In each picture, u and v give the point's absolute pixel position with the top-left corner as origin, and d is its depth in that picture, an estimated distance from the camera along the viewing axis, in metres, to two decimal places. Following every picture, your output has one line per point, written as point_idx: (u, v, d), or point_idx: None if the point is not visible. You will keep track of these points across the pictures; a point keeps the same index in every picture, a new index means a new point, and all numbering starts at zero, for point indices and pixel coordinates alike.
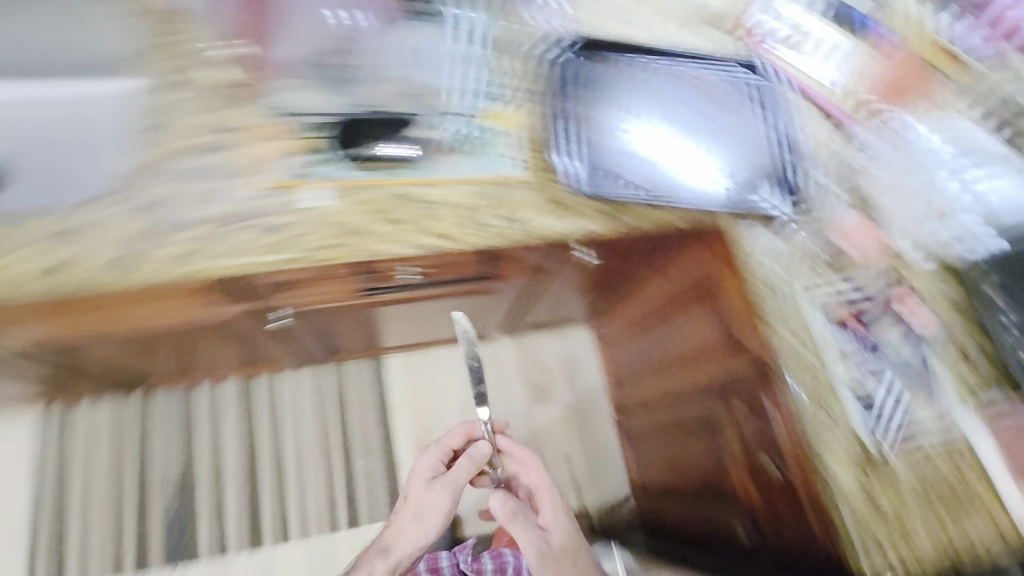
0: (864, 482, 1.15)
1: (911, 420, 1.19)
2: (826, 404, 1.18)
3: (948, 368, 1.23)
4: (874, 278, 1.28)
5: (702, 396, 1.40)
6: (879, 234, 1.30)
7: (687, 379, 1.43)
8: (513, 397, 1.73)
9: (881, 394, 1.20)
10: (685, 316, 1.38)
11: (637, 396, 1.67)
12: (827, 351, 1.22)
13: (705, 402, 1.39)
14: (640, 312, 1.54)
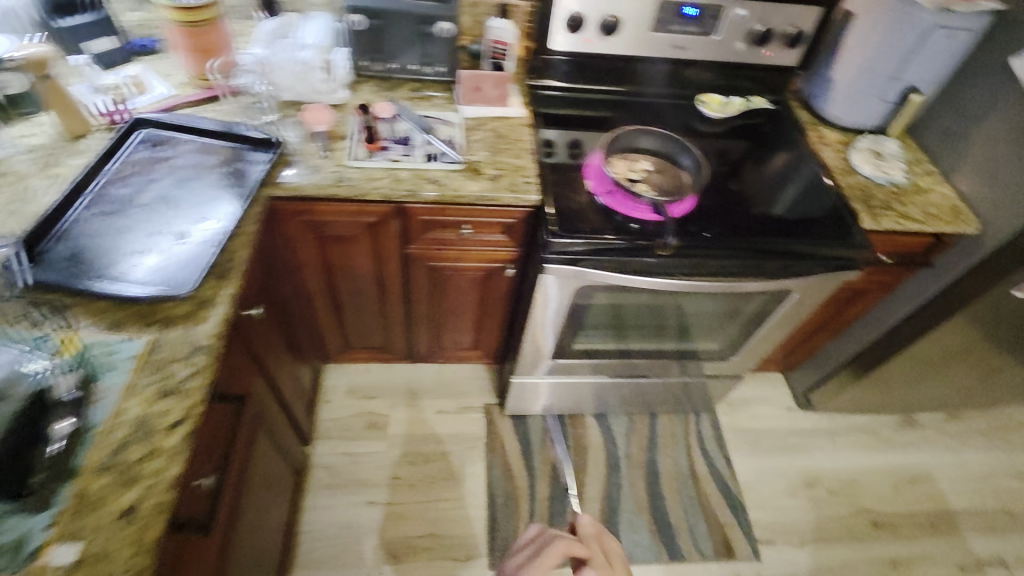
0: (616, 168, 1.16)
1: (418, 139, 1.13)
2: (455, 181, 1.07)
3: (434, 107, 1.21)
4: (351, 119, 1.15)
5: (492, 293, 1.37)
6: (326, 108, 1.11)
7: (487, 300, 1.41)
8: (462, 423, 1.70)
9: (404, 154, 1.09)
10: (473, 305, 1.43)
11: (462, 338, 1.57)
12: (445, 167, 1.09)
13: (492, 300, 1.40)
14: (457, 327, 1.53)
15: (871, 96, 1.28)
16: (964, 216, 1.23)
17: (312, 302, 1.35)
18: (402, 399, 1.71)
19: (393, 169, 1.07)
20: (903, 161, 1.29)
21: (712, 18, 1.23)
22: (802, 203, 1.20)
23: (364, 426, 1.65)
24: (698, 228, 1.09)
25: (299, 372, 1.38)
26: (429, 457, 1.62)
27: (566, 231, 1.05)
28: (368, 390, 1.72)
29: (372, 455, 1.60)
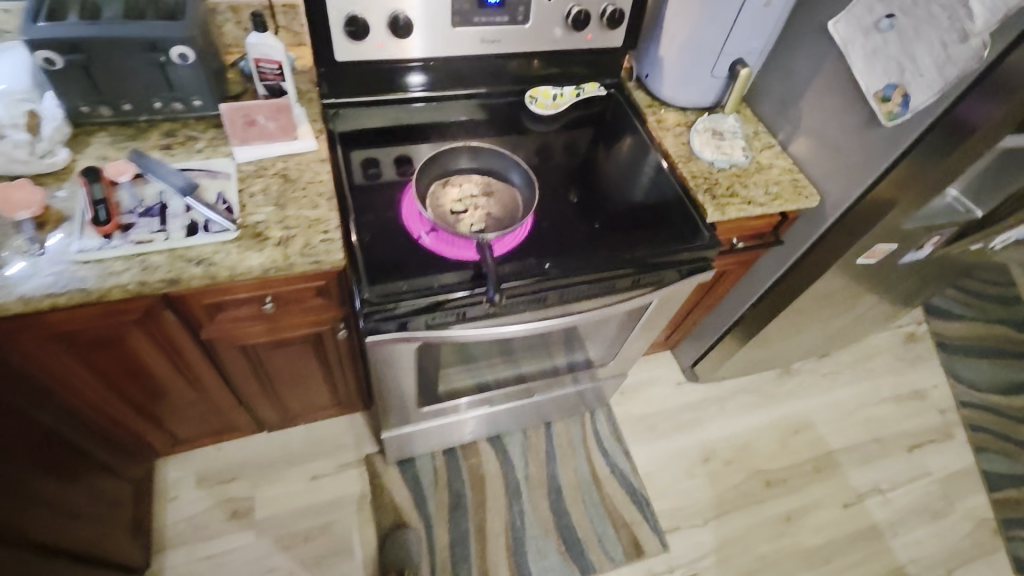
0: (436, 201, 0.99)
1: (173, 206, 0.87)
2: (227, 256, 0.84)
3: (197, 153, 0.95)
4: (78, 191, 0.87)
5: (331, 353, 1.16)
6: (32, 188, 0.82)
7: (329, 361, 1.19)
8: (340, 485, 1.50)
9: (152, 230, 0.84)
10: (314, 368, 1.21)
11: (316, 399, 1.36)
12: (212, 239, 0.85)
13: (334, 359, 1.19)
14: (303, 391, 1.30)
15: (701, 73, 1.19)
16: (806, 189, 1.19)
17: (104, 411, 1.08)
18: (264, 475, 1.48)
19: (142, 255, 0.82)
20: (742, 138, 1.23)
21: (519, 4, 1.06)
22: (645, 204, 1.11)
23: (223, 518, 1.41)
24: (536, 260, 0.95)
25: (108, 493, 1.13)
26: (305, 535, 1.41)
27: (382, 296, 0.87)
28: (222, 473, 1.46)
29: (237, 552, 1.37)
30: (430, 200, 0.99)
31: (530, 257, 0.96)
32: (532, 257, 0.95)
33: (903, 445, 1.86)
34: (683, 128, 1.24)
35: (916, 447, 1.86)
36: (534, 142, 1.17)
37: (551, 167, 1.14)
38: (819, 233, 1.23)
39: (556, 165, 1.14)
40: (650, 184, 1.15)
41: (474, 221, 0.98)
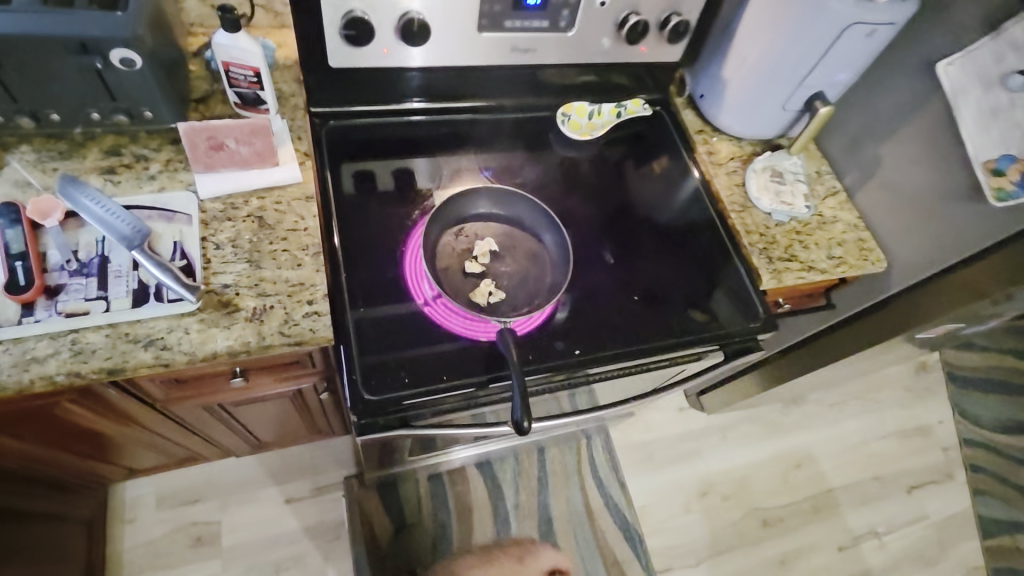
0: (446, 259, 0.82)
1: (116, 262, 0.68)
2: (184, 337, 0.67)
3: (148, 182, 0.75)
4: None
5: (307, 403, 1.00)
6: None
7: (305, 408, 1.03)
8: (315, 509, 1.38)
9: (87, 298, 0.66)
10: (290, 413, 1.05)
11: (293, 432, 1.21)
12: (164, 312, 0.67)
13: (310, 406, 1.03)
14: (276, 428, 1.15)
15: (771, 106, 0.99)
16: (874, 252, 1.03)
17: (40, 464, 0.91)
18: (233, 497, 1.34)
19: (74, 332, 0.64)
20: (805, 182, 1.05)
21: (563, 7, 0.84)
22: (688, 268, 0.95)
23: (187, 545, 1.29)
24: (562, 344, 0.81)
25: (54, 549, 0.98)
26: (277, 565, 1.31)
27: (381, 394, 0.72)
28: (186, 494, 1.33)
29: None
30: (439, 256, 0.81)
31: (556, 340, 0.81)
32: (555, 341, 0.81)
33: (903, 484, 1.81)
34: (739, 165, 1.06)
35: (915, 487, 1.82)
36: (562, 176, 0.99)
37: (583, 209, 0.96)
38: (875, 301, 1.09)
39: (588, 208, 0.97)
40: (695, 238, 0.99)
41: (492, 288, 0.81)
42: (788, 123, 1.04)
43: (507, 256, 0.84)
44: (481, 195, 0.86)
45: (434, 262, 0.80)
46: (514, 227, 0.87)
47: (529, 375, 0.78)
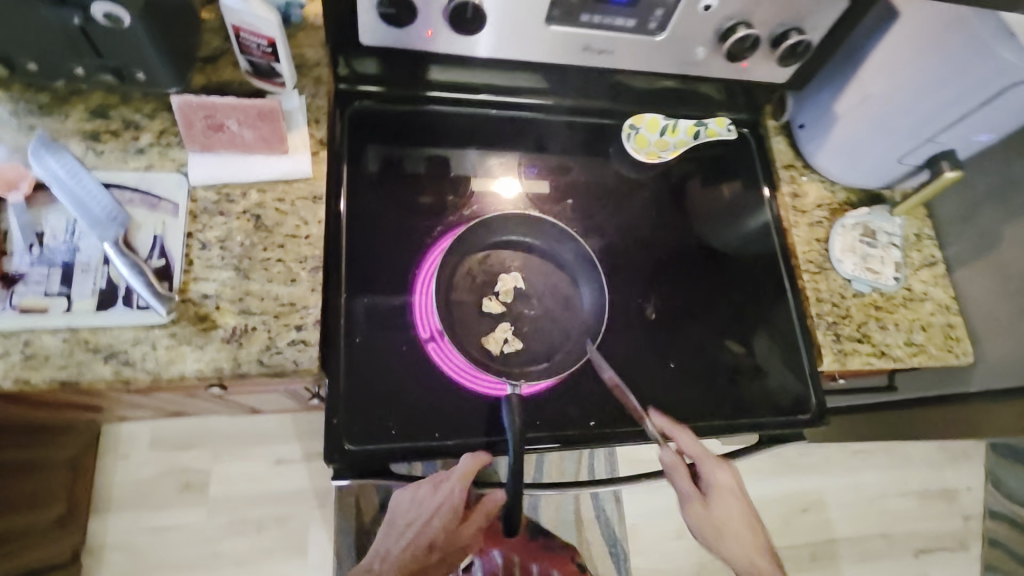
0: (463, 289, 0.71)
1: (84, 254, 0.60)
2: (149, 353, 0.59)
3: (135, 155, 0.65)
4: None
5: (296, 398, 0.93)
6: None
7: (295, 399, 0.97)
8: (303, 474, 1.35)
9: (47, 292, 0.58)
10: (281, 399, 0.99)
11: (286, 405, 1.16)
12: (131, 320, 0.59)
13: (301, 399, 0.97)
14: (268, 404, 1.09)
15: (881, 157, 0.82)
16: (963, 344, 0.88)
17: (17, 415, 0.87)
18: (222, 451, 1.31)
19: (30, 331, 0.57)
20: (900, 246, 0.89)
21: (658, 6, 0.67)
22: (726, 329, 0.86)
23: (174, 490, 1.27)
24: (575, 405, 0.72)
25: (29, 491, 0.98)
26: (254, 524, 1.29)
27: (363, 446, 0.64)
28: (180, 439, 1.30)
29: (184, 528, 1.26)
30: (455, 288, 0.70)
31: (571, 400, 0.72)
32: (570, 404, 0.72)
33: (912, 548, 1.71)
34: (824, 215, 0.90)
35: (924, 552, 1.72)
36: (602, 198, 0.88)
37: (624, 244, 0.85)
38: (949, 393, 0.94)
39: (632, 241, 0.86)
40: (746, 290, 0.88)
41: (508, 334, 0.70)
42: (897, 176, 0.87)
43: (530, 299, 0.72)
44: (513, 221, 0.73)
45: (447, 295, 0.70)
46: (545, 261, 0.74)
47: (533, 441, 0.70)
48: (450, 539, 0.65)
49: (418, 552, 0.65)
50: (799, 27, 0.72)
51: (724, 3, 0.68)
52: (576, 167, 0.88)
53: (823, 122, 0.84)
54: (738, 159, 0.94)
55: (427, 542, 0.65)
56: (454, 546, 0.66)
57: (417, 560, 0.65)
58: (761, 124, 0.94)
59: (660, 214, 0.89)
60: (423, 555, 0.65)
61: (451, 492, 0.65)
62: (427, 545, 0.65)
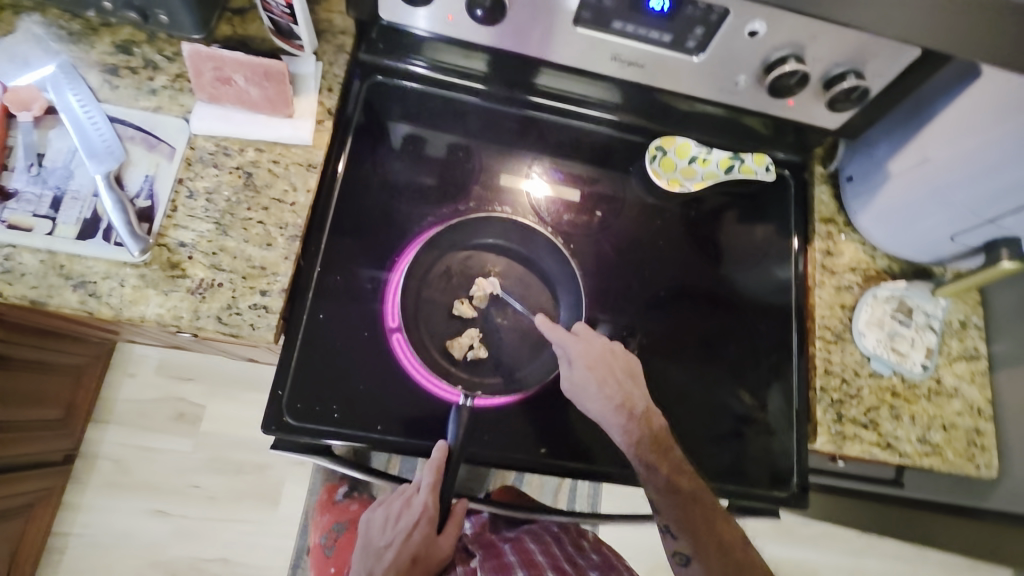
0: (439, 288, 0.71)
1: (77, 183, 0.61)
2: (116, 289, 0.60)
3: (147, 95, 0.66)
4: None
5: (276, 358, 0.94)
6: None
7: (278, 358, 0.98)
8: None
9: (34, 213, 0.60)
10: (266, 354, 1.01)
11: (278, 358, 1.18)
12: (105, 254, 0.60)
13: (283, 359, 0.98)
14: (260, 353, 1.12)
15: (931, 231, 0.73)
16: (987, 454, 0.78)
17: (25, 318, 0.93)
18: (220, 388, 1.37)
19: (12, 246, 0.59)
20: (937, 331, 0.80)
21: (698, 24, 0.62)
22: (717, 380, 0.80)
23: (168, 416, 1.33)
24: (530, 426, 0.69)
25: (33, 392, 1.05)
26: (235, 466, 1.33)
27: (305, 422, 0.64)
28: (184, 369, 1.36)
29: (170, 454, 1.32)
30: (427, 284, 0.71)
31: (528, 421, 0.70)
32: (525, 424, 0.70)
33: None
34: (856, 281, 0.81)
35: None
36: (618, 217, 0.82)
37: (629, 269, 0.80)
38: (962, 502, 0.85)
39: (639, 268, 0.81)
40: (750, 345, 0.82)
41: (474, 342, 0.69)
42: (949, 254, 0.77)
43: (505, 310, 0.72)
44: (503, 225, 0.74)
45: (419, 292, 0.70)
46: (528, 274, 0.74)
47: (478, 455, 0.67)
48: (427, 549, 0.67)
49: (401, 566, 0.66)
50: (857, 70, 0.66)
51: (774, 30, 0.62)
52: (596, 179, 0.83)
53: (873, 180, 0.76)
54: (773, 202, 0.87)
55: (410, 554, 0.66)
56: (436, 554, 0.67)
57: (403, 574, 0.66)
58: (807, 168, 0.86)
59: (675, 244, 0.83)
60: (407, 567, 0.66)
61: (425, 505, 0.65)
62: (412, 558, 0.66)
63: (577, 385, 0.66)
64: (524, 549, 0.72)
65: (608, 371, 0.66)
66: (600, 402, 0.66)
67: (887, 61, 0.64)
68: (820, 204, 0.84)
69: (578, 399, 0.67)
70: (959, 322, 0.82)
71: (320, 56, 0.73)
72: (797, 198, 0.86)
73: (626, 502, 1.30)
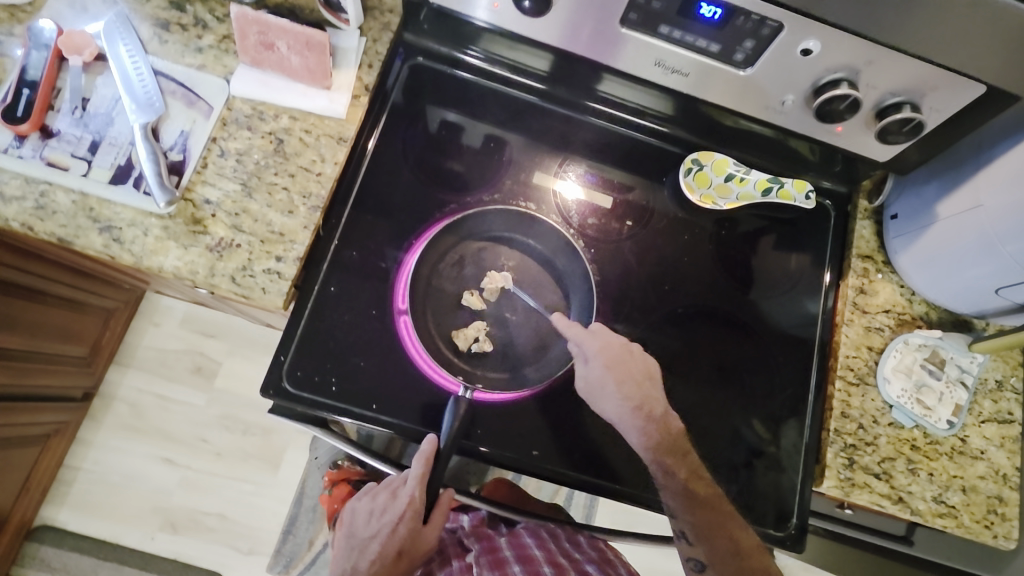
0: (455, 276, 0.71)
1: (115, 131, 0.63)
2: (138, 236, 0.61)
3: (193, 53, 0.67)
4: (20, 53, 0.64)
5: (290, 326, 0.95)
6: None
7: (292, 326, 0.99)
8: None
9: (72, 154, 0.62)
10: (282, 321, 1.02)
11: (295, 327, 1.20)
12: (133, 202, 0.62)
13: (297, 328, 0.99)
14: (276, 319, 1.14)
15: (973, 281, 0.68)
16: (1008, 524, 0.73)
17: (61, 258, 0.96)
18: (238, 349, 1.40)
19: (47, 184, 0.61)
20: (970, 387, 0.75)
21: (748, 37, 0.60)
22: (727, 406, 0.77)
23: (185, 369, 1.37)
24: (526, 426, 0.68)
25: (64, 328, 1.10)
26: (242, 425, 1.36)
27: (302, 391, 0.65)
28: (207, 325, 1.39)
29: (182, 406, 1.35)
30: (438, 274, 0.71)
31: (525, 421, 0.69)
32: (522, 423, 0.68)
33: None
34: (888, 323, 0.77)
35: None
36: (645, 225, 0.80)
37: (650, 281, 0.78)
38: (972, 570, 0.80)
39: (658, 282, 0.78)
40: (767, 374, 0.79)
41: (480, 335, 0.69)
42: (991, 308, 0.72)
43: (514, 307, 0.71)
44: (527, 218, 0.73)
45: (431, 278, 0.70)
46: (543, 272, 0.73)
47: (470, 449, 0.67)
48: (413, 543, 0.64)
49: (386, 561, 0.63)
50: (915, 102, 0.62)
51: (829, 50, 0.59)
52: (629, 187, 0.81)
53: (919, 220, 0.71)
54: (809, 231, 0.84)
55: (395, 549, 0.63)
56: (421, 548, 0.64)
57: (387, 570, 0.63)
58: (851, 200, 0.83)
59: (702, 262, 0.80)
60: (391, 563, 0.63)
61: (411, 498, 0.63)
62: (397, 553, 0.63)
63: (595, 384, 0.65)
64: (521, 543, 0.69)
65: (627, 371, 0.64)
66: (617, 403, 0.64)
67: (948, 97, 0.60)
68: (859, 239, 0.80)
69: (594, 400, 0.66)
70: (994, 382, 0.77)
71: (365, 31, 0.73)
72: (834, 230, 0.83)
73: (622, 517, 1.28)
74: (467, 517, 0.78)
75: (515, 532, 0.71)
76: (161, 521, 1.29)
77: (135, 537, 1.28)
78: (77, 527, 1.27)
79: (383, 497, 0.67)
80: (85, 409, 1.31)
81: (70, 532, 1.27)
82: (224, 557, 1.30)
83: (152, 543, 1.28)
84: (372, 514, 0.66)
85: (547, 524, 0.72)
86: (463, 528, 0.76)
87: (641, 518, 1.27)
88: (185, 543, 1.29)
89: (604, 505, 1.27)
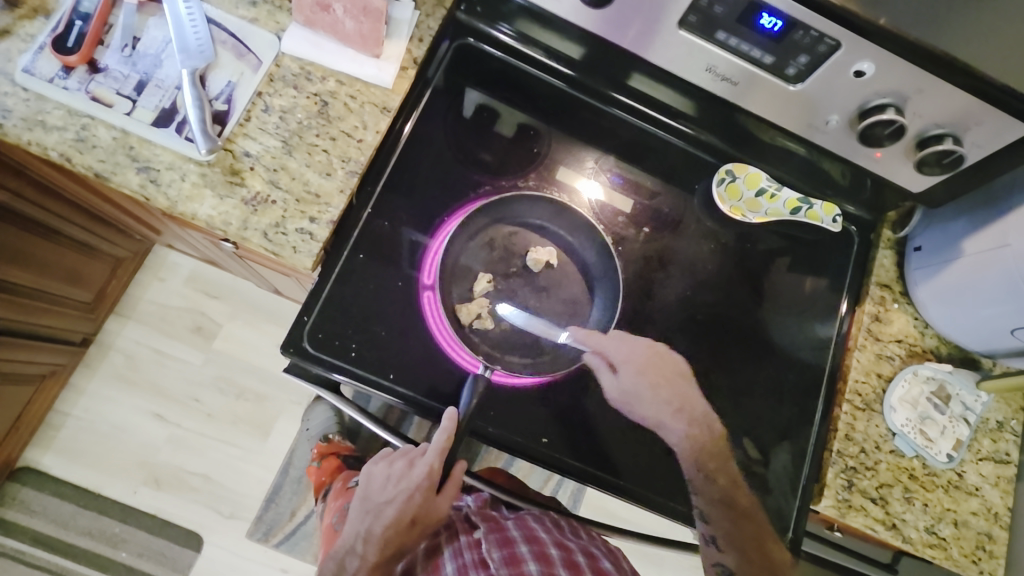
0: (481, 257, 0.71)
1: (162, 74, 0.63)
2: (173, 179, 0.61)
3: (247, 6, 0.67)
4: None
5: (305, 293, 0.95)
6: None
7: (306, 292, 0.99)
8: None
9: (118, 92, 0.62)
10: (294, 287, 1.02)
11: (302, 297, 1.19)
12: (173, 145, 0.61)
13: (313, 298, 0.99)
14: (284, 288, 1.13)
15: (992, 321, 0.69)
16: (994, 562, 0.74)
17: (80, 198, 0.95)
18: (241, 313, 1.39)
19: (90, 118, 0.61)
20: (972, 424, 0.76)
21: (803, 53, 0.61)
22: (733, 417, 0.77)
23: (186, 327, 1.36)
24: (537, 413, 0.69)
25: (73, 270, 1.09)
26: (236, 389, 1.35)
27: (320, 352, 0.65)
28: (213, 286, 1.38)
29: (178, 363, 1.34)
30: (466, 253, 0.71)
31: (536, 408, 0.69)
32: (533, 410, 0.69)
33: None
34: (899, 352, 0.78)
35: None
36: (669, 229, 0.81)
37: (669, 284, 0.79)
38: None
39: (677, 288, 0.79)
40: (774, 390, 0.79)
41: (483, 311, 0.69)
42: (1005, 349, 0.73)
43: (537, 294, 0.71)
44: (557, 203, 0.73)
45: (457, 257, 0.70)
46: (568, 262, 0.73)
47: (481, 429, 0.67)
48: (426, 510, 0.65)
49: (399, 527, 0.64)
50: (956, 135, 0.63)
51: (881, 74, 0.60)
52: (659, 193, 0.81)
53: (945, 256, 0.72)
54: (829, 255, 0.85)
55: (410, 515, 0.64)
56: (434, 515, 0.66)
57: (400, 534, 0.65)
58: (875, 229, 0.84)
59: (722, 272, 0.81)
60: (405, 528, 0.65)
61: (429, 468, 0.63)
62: (411, 520, 0.64)
63: (634, 389, 0.68)
64: (529, 525, 0.69)
65: (662, 373, 0.69)
66: (659, 405, 0.68)
67: (989, 133, 0.61)
68: (876, 268, 0.82)
69: (630, 404, 0.69)
70: (995, 423, 0.78)
71: (419, 6, 0.73)
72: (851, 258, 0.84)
73: (605, 518, 1.29)
74: (471, 498, 0.78)
75: (524, 517, 0.71)
76: (143, 474, 1.28)
77: (117, 487, 1.27)
78: (59, 474, 1.26)
79: (399, 464, 0.67)
80: (81, 355, 1.30)
81: (53, 477, 1.26)
82: (205, 517, 1.29)
83: (133, 495, 1.27)
84: (387, 481, 0.66)
85: (554, 513, 0.72)
86: (469, 506, 0.76)
87: (625, 520, 1.28)
88: (167, 498, 1.28)
89: (589, 504, 1.28)
